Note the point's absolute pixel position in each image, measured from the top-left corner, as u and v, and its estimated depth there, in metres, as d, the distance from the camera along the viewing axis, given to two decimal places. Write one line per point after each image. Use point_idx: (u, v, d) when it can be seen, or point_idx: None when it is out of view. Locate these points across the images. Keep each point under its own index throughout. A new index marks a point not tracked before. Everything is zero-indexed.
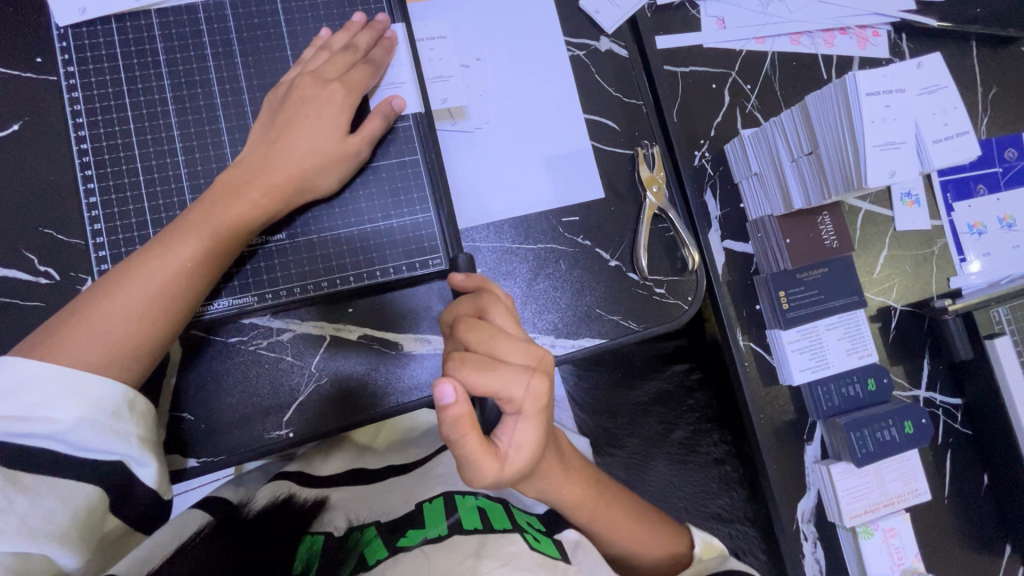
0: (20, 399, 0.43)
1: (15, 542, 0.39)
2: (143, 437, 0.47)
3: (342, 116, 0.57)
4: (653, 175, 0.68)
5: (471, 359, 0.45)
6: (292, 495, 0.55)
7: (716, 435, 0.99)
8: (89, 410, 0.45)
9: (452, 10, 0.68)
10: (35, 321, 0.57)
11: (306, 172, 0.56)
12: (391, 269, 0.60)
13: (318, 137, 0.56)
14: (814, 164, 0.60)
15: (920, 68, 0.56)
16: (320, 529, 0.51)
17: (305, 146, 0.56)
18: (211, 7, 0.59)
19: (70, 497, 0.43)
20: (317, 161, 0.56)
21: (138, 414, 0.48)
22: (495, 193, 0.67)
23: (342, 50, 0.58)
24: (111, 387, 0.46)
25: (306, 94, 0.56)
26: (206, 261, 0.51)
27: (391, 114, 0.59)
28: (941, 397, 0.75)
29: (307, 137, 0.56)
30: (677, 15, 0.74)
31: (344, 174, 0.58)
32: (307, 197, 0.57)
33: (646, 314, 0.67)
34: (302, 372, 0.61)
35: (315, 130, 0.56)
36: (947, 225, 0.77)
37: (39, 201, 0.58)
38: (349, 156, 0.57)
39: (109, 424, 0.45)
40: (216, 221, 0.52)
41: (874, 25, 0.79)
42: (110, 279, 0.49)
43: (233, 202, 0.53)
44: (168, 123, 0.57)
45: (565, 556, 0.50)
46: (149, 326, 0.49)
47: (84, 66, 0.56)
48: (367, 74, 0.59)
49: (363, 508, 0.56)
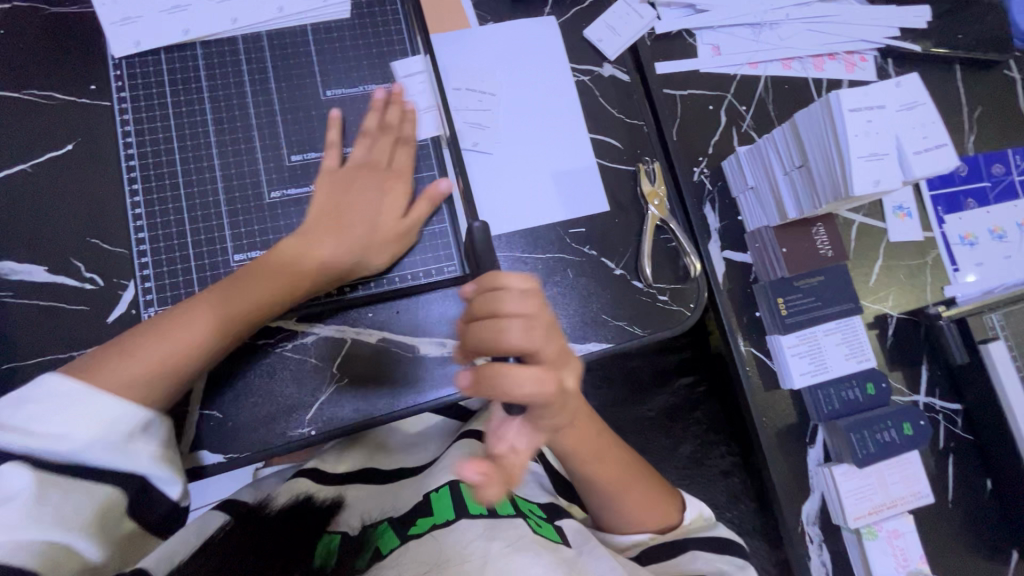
0: (44, 413, 0.47)
1: (49, 531, 0.43)
2: (157, 454, 0.51)
3: (394, 201, 0.64)
4: (654, 189, 0.73)
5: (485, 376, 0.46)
6: (311, 497, 0.58)
7: (722, 447, 1.03)
8: (103, 431, 0.48)
9: (467, 41, 0.74)
10: (80, 322, 0.61)
11: (359, 255, 0.61)
12: (409, 275, 0.65)
13: (372, 217, 0.62)
14: (805, 176, 0.64)
15: (899, 86, 0.61)
16: (336, 527, 0.55)
17: (366, 221, 0.62)
18: (250, 40, 0.65)
19: (96, 493, 0.47)
20: (372, 239, 0.62)
21: (154, 433, 0.51)
22: (506, 206, 0.71)
23: (383, 134, 0.65)
24: (130, 405, 0.50)
25: (365, 178, 0.63)
26: (243, 325, 0.57)
27: (437, 198, 0.65)
28: (941, 402, 0.76)
29: (364, 212, 0.62)
30: (675, 43, 0.80)
31: (396, 251, 0.63)
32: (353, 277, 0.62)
33: (650, 319, 0.70)
34: (324, 373, 0.64)
35: (369, 207, 0.63)
36: (939, 236, 0.80)
37: (88, 213, 0.63)
38: (399, 240, 0.63)
39: (124, 443, 0.49)
40: (237, 299, 0.56)
41: (861, 50, 0.84)
42: (158, 327, 0.54)
43: (242, 281, 0.57)
44: (208, 142, 0.63)
45: (565, 539, 0.57)
46: (162, 388, 0.53)
47: (134, 92, 0.62)
48: (410, 156, 0.66)
49: (379, 506, 0.59)
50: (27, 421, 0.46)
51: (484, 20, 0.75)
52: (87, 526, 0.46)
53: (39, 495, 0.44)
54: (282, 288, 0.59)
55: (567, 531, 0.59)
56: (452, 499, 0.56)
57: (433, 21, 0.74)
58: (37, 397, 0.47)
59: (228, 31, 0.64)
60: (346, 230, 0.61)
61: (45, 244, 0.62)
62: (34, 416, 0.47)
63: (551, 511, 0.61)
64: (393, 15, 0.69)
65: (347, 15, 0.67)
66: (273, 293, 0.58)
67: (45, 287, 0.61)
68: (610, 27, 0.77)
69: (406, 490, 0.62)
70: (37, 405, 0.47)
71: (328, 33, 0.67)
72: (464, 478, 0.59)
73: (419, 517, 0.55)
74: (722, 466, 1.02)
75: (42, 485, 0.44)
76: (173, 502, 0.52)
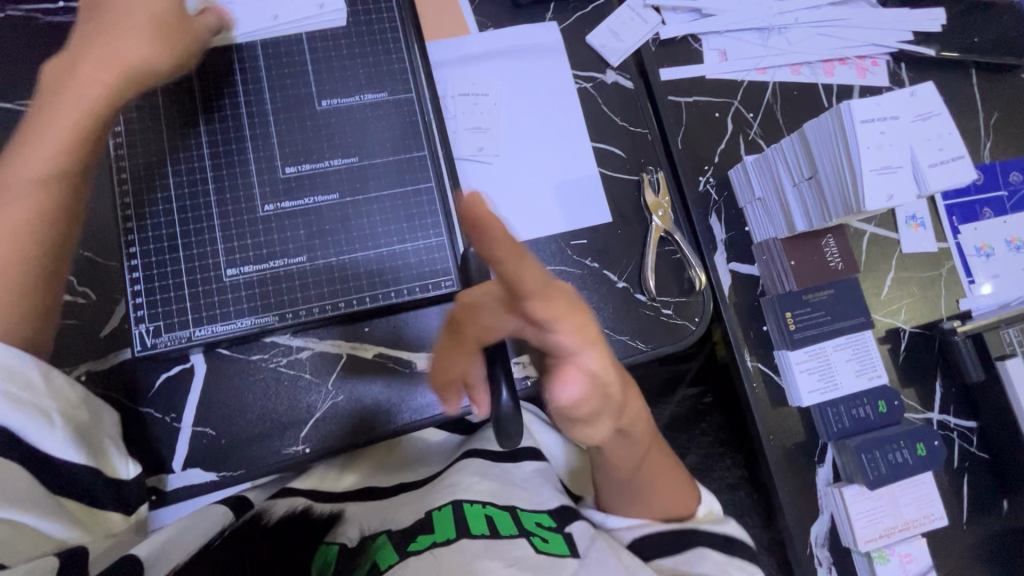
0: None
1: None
2: (67, 417, 0.48)
3: (139, 32, 0.55)
4: (658, 200, 0.71)
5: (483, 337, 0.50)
6: (309, 508, 0.57)
7: (729, 460, 1.00)
8: (12, 394, 0.45)
9: (466, 47, 0.73)
10: (72, 338, 0.60)
11: (112, 81, 0.54)
12: (405, 290, 0.63)
13: (122, 50, 0.54)
14: (815, 188, 0.62)
15: (914, 95, 0.58)
16: (335, 539, 0.54)
17: (95, 62, 0.54)
18: (244, 49, 0.64)
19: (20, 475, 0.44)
20: (120, 72, 0.54)
21: (57, 387, 0.48)
22: (505, 217, 0.70)
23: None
24: (25, 361, 0.46)
25: (104, 7, 0.56)
26: (32, 214, 0.50)
27: (217, 28, 0.60)
28: (956, 419, 0.74)
29: (101, 51, 0.54)
30: (680, 49, 0.78)
31: (169, 50, 0.56)
32: (145, 80, 0.56)
33: (654, 334, 0.68)
34: (320, 390, 0.63)
35: (122, 44, 0.55)
36: (954, 247, 0.77)
37: (80, 226, 0.62)
38: (155, 28, 0.55)
39: (23, 398, 0.45)
40: (37, 163, 0.51)
41: (873, 55, 0.81)
42: None
43: (29, 155, 0.52)
44: (201, 154, 0.61)
45: (574, 552, 0.54)
46: (23, 252, 0.50)
47: (127, 102, 0.61)
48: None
49: (376, 518, 0.58)
50: None
51: (484, 26, 0.74)
52: (20, 498, 0.43)
53: None
54: (65, 151, 0.52)
55: (575, 536, 0.56)
56: (454, 517, 0.54)
57: (431, 28, 0.73)
58: None
59: (222, 40, 0.63)
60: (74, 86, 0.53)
61: None
62: None
63: (560, 517, 0.59)
64: (390, 22, 0.67)
65: (343, 22, 0.66)
66: (59, 153, 0.52)
67: None
68: (613, 32, 0.75)
69: (405, 504, 0.60)
70: None
71: (324, 41, 0.66)
72: (470, 499, 0.57)
73: (419, 534, 0.53)
74: (728, 479, 1.00)
75: None
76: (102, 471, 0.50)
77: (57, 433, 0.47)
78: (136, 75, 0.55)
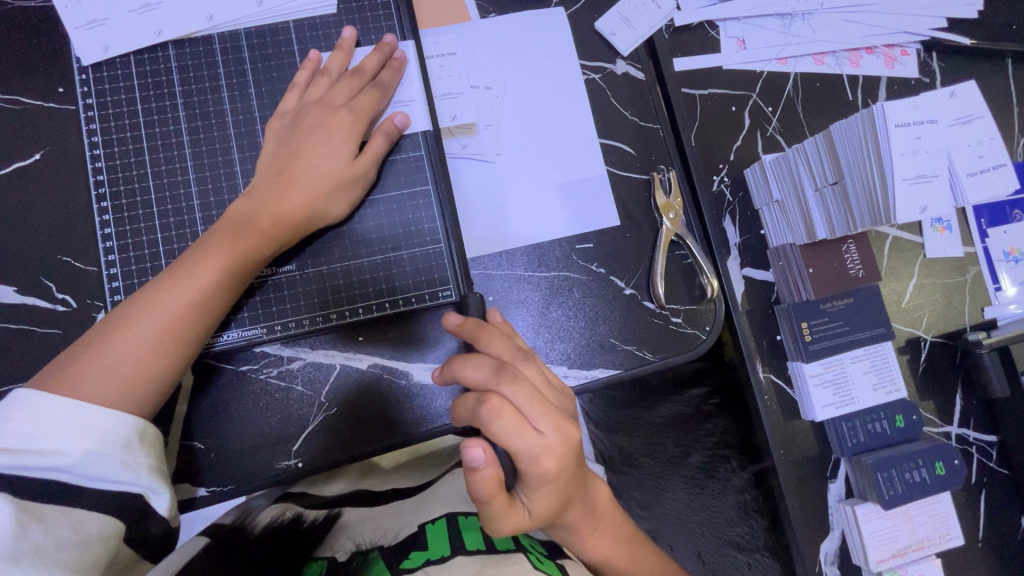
0: (25, 431, 0.44)
1: (28, 569, 0.39)
2: (153, 467, 0.48)
3: (350, 140, 0.56)
4: (669, 202, 0.67)
5: (507, 415, 0.45)
6: (299, 514, 0.56)
7: (735, 462, 0.97)
8: (97, 442, 0.45)
9: (466, 36, 0.67)
10: (52, 349, 0.57)
11: (317, 202, 0.55)
12: (401, 300, 0.60)
13: (327, 162, 0.56)
14: (839, 194, 0.58)
15: (954, 97, 0.55)
16: (324, 551, 0.50)
17: (311, 175, 0.55)
18: (227, 38, 0.59)
19: (84, 528, 0.43)
20: (327, 187, 0.55)
21: (149, 444, 0.48)
22: (508, 222, 0.66)
23: (349, 75, 0.58)
24: (122, 419, 0.46)
25: (315, 122, 0.56)
26: (210, 299, 0.51)
27: (394, 132, 0.58)
28: (975, 434, 0.71)
29: (308, 150, 0.55)
30: (695, 37, 0.73)
31: (353, 198, 0.57)
32: (317, 226, 0.56)
33: (662, 344, 0.65)
34: (312, 402, 0.60)
35: (317, 157, 0.55)
36: (981, 252, 0.73)
37: (58, 229, 0.58)
38: (359, 178, 0.57)
39: (118, 454, 0.46)
40: (220, 258, 0.52)
41: (902, 43, 0.76)
42: (122, 313, 0.50)
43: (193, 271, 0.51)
44: (182, 154, 0.58)
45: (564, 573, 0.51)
46: (169, 359, 0.50)
47: (102, 99, 0.57)
48: (376, 98, 0.58)
49: (372, 528, 0.54)
50: (7, 438, 0.43)
51: (486, 12, 0.68)
52: (65, 559, 0.41)
53: (19, 526, 0.40)
54: (257, 251, 0.53)
55: (568, 568, 0.53)
56: (450, 535, 0.50)
57: (429, 13, 0.67)
58: (15, 414, 0.44)
59: (204, 29, 0.58)
60: (293, 188, 0.55)
61: (11, 262, 0.58)
62: (16, 435, 0.43)
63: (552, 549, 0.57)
64: (384, 9, 0.62)
65: (334, 10, 0.61)
66: (247, 253, 0.53)
67: (13, 311, 0.57)
68: (624, 19, 0.70)
69: (400, 513, 0.56)
70: (17, 422, 0.44)
71: (314, 30, 0.61)
72: (465, 511, 0.55)
73: (413, 549, 0.47)
74: (733, 481, 0.97)
75: (20, 517, 0.40)
76: (163, 518, 0.48)
77: (141, 487, 0.47)
78: (316, 213, 0.56)
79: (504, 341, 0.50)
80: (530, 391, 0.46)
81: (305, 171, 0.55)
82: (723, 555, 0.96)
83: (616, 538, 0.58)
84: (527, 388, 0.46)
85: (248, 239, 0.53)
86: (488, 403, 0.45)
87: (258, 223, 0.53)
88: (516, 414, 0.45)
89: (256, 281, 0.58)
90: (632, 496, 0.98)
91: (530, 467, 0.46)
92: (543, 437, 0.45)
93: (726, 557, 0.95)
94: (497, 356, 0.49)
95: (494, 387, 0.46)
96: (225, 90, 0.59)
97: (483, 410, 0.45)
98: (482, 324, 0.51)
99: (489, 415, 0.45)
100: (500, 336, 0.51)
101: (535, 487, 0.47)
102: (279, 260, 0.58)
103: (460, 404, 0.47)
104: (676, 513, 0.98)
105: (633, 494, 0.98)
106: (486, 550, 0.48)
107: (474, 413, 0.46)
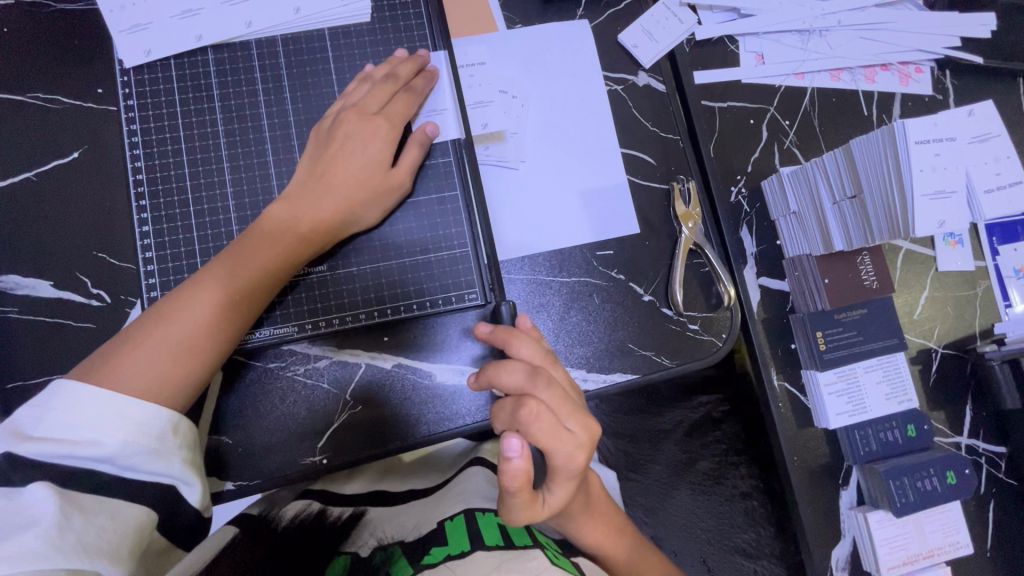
0: (67, 420, 0.45)
1: (70, 559, 0.40)
2: (186, 459, 0.48)
3: (385, 150, 0.58)
4: (689, 211, 0.68)
5: (543, 419, 0.46)
6: (324, 511, 0.57)
7: (743, 469, 0.98)
8: (135, 433, 0.46)
9: (493, 47, 0.69)
10: (86, 342, 0.59)
11: (350, 208, 0.57)
12: (427, 302, 0.61)
13: (363, 171, 0.57)
14: (858, 208, 0.59)
15: (972, 116, 0.57)
16: (348, 549, 0.51)
17: (347, 183, 0.57)
18: (264, 44, 0.61)
19: (120, 516, 0.44)
20: (362, 194, 0.57)
21: (182, 436, 0.49)
22: (531, 228, 0.67)
23: (383, 80, 0.60)
24: (158, 412, 0.47)
25: (352, 129, 0.58)
26: (247, 297, 0.53)
27: (426, 141, 0.60)
28: (985, 445, 0.73)
29: (342, 154, 0.57)
30: (715, 50, 0.75)
31: (385, 207, 0.59)
32: (349, 231, 0.58)
33: (680, 350, 0.66)
34: (338, 399, 0.62)
35: (353, 165, 0.57)
36: (991, 267, 0.75)
37: (95, 226, 0.60)
38: (393, 190, 0.59)
39: (153, 446, 0.47)
40: (260, 258, 0.54)
41: (916, 61, 0.78)
42: (163, 307, 0.51)
43: (233, 270, 0.53)
44: (219, 156, 0.59)
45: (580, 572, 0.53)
46: (206, 354, 0.51)
47: (142, 101, 0.59)
48: (409, 104, 0.60)
49: (394, 525, 0.55)
50: (50, 429, 0.44)
51: (513, 23, 0.70)
52: (105, 550, 0.42)
53: (62, 516, 0.41)
54: (294, 253, 0.55)
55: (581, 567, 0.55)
56: (468, 527, 0.50)
57: (458, 24, 0.69)
58: (56, 405, 0.45)
59: (242, 35, 0.60)
60: (329, 194, 0.56)
61: (49, 258, 0.59)
62: (59, 426, 0.45)
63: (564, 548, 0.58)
64: (416, 18, 0.64)
65: (368, 18, 0.63)
66: (285, 255, 0.55)
67: (49, 304, 0.59)
68: (647, 32, 0.72)
69: (419, 513, 0.57)
70: (59, 412, 0.45)
71: (347, 38, 0.63)
72: (483, 507, 0.55)
73: (431, 545, 0.48)
74: (740, 488, 0.98)
75: (63, 508, 0.42)
76: (194, 509, 0.49)
77: (174, 479, 0.47)
78: (350, 219, 0.58)
79: (533, 346, 0.52)
80: (561, 395, 0.48)
81: (339, 179, 0.57)
82: (730, 561, 0.97)
83: (610, 526, 0.60)
84: (559, 391, 0.48)
85: (286, 241, 0.55)
86: (526, 405, 0.46)
87: (297, 226, 0.55)
88: (552, 417, 0.47)
89: (290, 281, 0.59)
90: (641, 501, 0.99)
91: (564, 466, 0.47)
92: (574, 435, 0.47)
93: (733, 563, 0.96)
94: (528, 359, 0.51)
95: (530, 390, 0.48)
96: (261, 93, 0.60)
97: (522, 413, 0.46)
98: (513, 330, 0.53)
99: (526, 417, 0.46)
100: (529, 341, 0.52)
101: (560, 483, 0.49)
102: (312, 261, 0.59)
103: (499, 409, 0.48)
104: (684, 518, 0.99)
105: (640, 499, 0.99)
106: (504, 546, 0.49)
107: (510, 415, 0.47)
